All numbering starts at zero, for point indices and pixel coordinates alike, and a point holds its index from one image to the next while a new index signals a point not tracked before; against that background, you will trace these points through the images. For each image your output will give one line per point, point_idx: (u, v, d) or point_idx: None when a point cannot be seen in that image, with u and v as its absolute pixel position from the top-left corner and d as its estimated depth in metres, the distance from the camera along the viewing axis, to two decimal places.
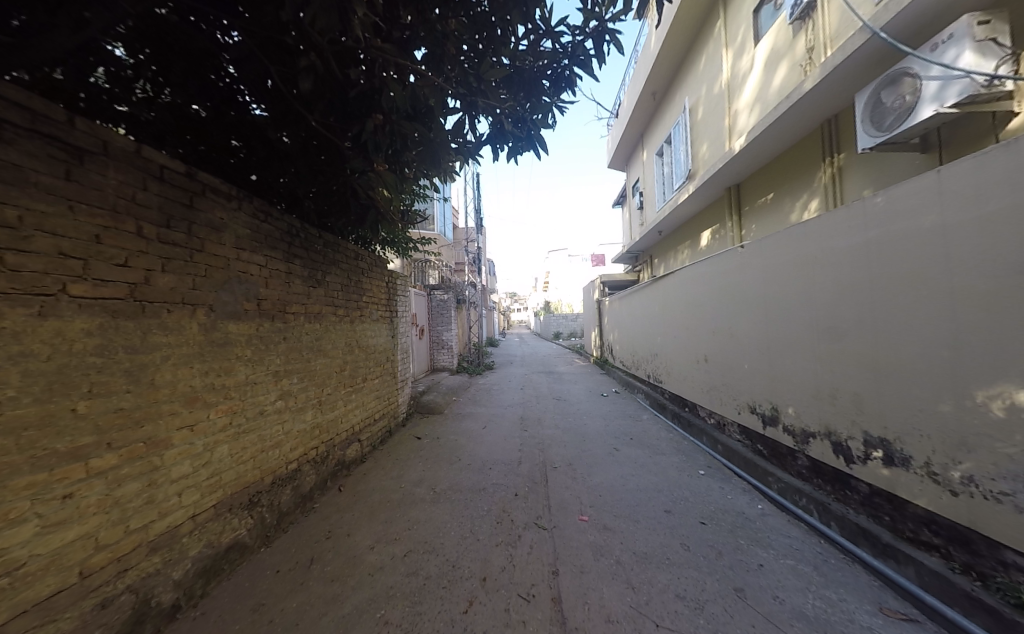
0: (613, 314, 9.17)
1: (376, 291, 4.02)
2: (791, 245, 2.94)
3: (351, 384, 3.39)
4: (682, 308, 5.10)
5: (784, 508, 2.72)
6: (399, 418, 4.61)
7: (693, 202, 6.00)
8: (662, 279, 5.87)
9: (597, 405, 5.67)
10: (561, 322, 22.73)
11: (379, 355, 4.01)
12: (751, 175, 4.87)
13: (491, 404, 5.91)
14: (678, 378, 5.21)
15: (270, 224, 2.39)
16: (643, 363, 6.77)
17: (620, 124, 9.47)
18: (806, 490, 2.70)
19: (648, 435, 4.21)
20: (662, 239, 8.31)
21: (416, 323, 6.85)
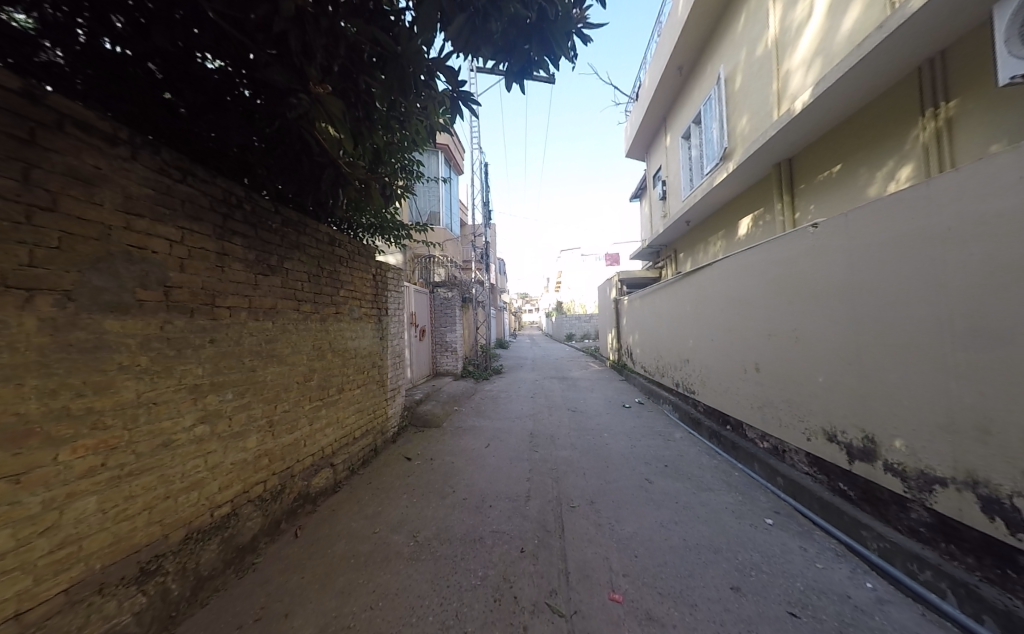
0: (634, 316, 8.32)
1: (358, 284, 3.39)
2: (894, 219, 2.16)
3: (319, 397, 2.74)
4: (720, 308, 4.30)
5: (897, 583, 1.91)
6: (388, 433, 3.96)
7: (730, 185, 5.17)
8: (693, 273, 5.06)
9: (619, 419, 4.87)
10: (575, 325, 21.83)
11: (360, 360, 3.37)
12: (807, 146, 4.03)
13: (498, 416, 5.20)
14: (718, 390, 4.38)
15: (189, 186, 1.78)
16: (671, 370, 5.93)
17: (640, 107, 8.68)
18: (929, 559, 1.89)
19: (687, 462, 3.42)
20: (689, 231, 7.45)
21: (415, 323, 6.25)
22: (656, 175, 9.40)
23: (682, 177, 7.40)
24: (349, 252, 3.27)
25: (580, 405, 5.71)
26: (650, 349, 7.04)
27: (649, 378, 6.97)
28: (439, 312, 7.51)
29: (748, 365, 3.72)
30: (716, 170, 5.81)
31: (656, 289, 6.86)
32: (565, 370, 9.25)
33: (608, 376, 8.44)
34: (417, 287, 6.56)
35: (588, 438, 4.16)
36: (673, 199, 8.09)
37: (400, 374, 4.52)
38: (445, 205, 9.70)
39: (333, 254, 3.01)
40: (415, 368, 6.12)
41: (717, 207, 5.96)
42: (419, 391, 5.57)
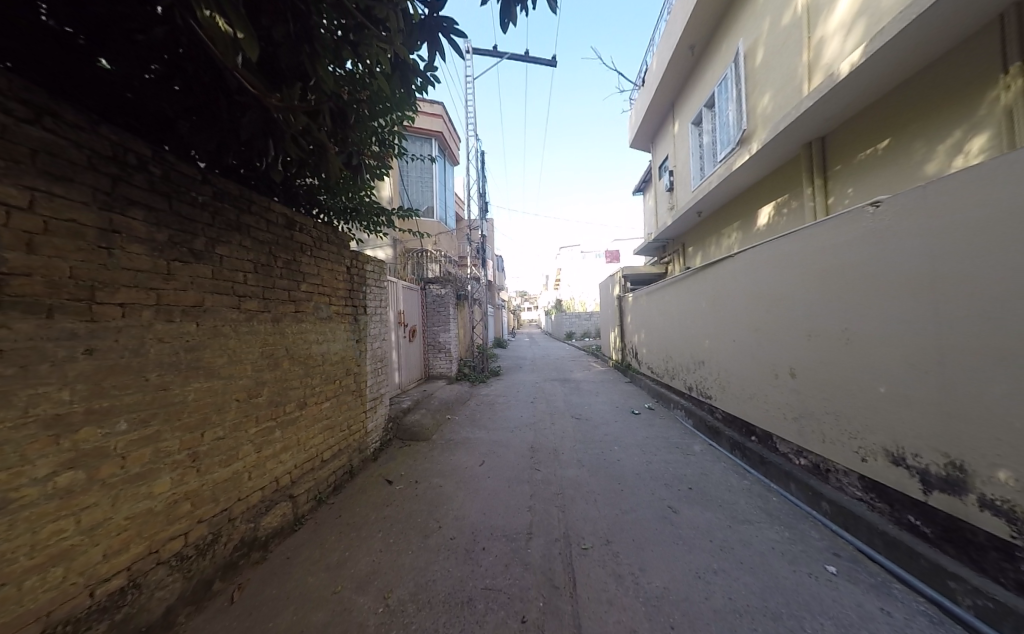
0: (640, 314, 7.84)
1: (326, 277, 2.85)
2: (991, 190, 1.67)
3: (270, 416, 2.22)
4: (744, 305, 3.81)
5: None
6: (367, 451, 3.42)
7: (750, 170, 4.69)
8: (709, 266, 4.57)
9: (630, 428, 4.38)
10: (575, 323, 21.33)
11: (329, 367, 2.84)
12: (845, 121, 3.53)
13: (496, 425, 4.68)
14: (741, 398, 3.90)
15: (42, 129, 1.23)
16: (683, 373, 5.45)
17: (647, 92, 8.17)
18: None
19: (715, 485, 2.93)
20: (700, 223, 6.96)
21: (404, 323, 5.73)
22: (663, 165, 8.89)
23: (692, 166, 6.91)
24: (314, 241, 2.73)
25: (584, 411, 5.21)
26: (658, 350, 6.56)
27: (658, 381, 6.49)
28: (432, 310, 6.99)
29: (781, 370, 3.24)
30: (732, 155, 5.33)
31: (665, 285, 6.37)
32: (566, 372, 8.74)
33: (612, 379, 7.94)
34: (406, 283, 6.05)
35: (597, 453, 3.66)
36: (681, 190, 7.60)
37: (385, 382, 3.98)
38: (438, 196, 9.24)
39: (292, 241, 2.47)
40: (404, 372, 5.61)
41: (733, 195, 5.48)
42: (408, 399, 5.03)
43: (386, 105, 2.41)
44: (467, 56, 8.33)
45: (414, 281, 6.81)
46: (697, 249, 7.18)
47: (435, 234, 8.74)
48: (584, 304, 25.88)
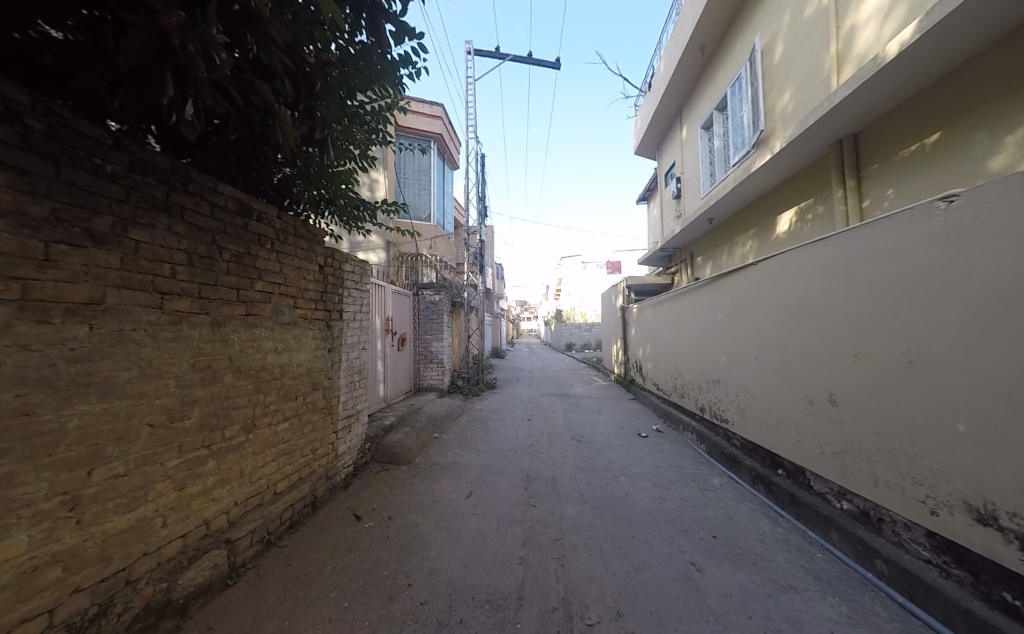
0: (645, 326, 7.40)
1: (290, 276, 2.45)
2: None
3: (200, 444, 1.78)
4: (767, 319, 3.37)
5: None
6: (335, 478, 2.96)
7: (769, 172, 4.32)
8: (725, 276, 4.15)
9: (638, 455, 3.90)
10: (575, 334, 20.87)
11: (289, 381, 2.41)
12: (883, 116, 3.16)
13: (488, 446, 4.21)
14: (765, 425, 3.43)
15: None
16: (694, 392, 4.99)
17: (654, 97, 7.93)
18: None
19: (744, 533, 2.46)
20: (710, 231, 6.58)
21: (392, 330, 5.32)
22: (670, 172, 8.59)
23: (702, 172, 6.57)
24: (276, 233, 2.34)
25: (586, 432, 4.73)
26: (665, 366, 6.10)
27: (665, 399, 6.01)
28: (425, 317, 6.59)
29: (817, 395, 2.78)
30: (747, 158, 4.98)
31: (673, 295, 5.95)
32: (566, 386, 8.27)
33: (615, 394, 7.46)
34: (396, 287, 5.66)
35: (601, 485, 3.19)
36: (689, 197, 7.26)
37: (363, 396, 3.55)
38: (436, 200, 9.00)
39: (245, 231, 2.08)
40: (390, 383, 5.17)
41: (750, 201, 5.11)
42: (392, 414, 4.57)
43: (350, 64, 2.05)
44: (468, 58, 8.13)
45: (406, 286, 6.43)
46: (707, 259, 6.79)
47: (430, 238, 8.40)
48: (585, 315, 25.50)
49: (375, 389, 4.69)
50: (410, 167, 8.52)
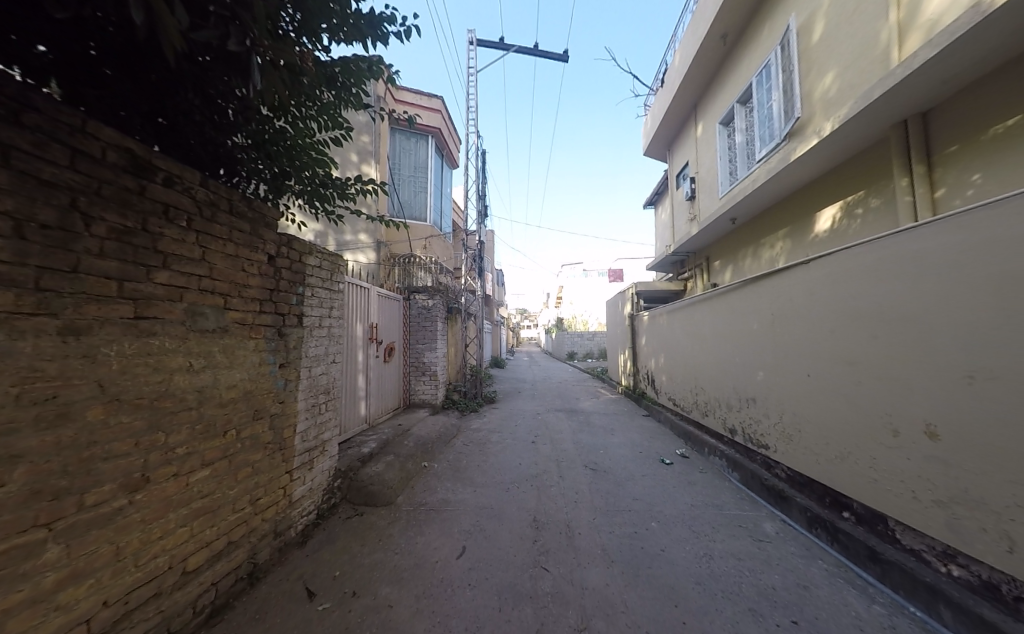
0: (660, 335, 6.81)
1: (216, 264, 1.84)
2: None
3: (23, 529, 1.07)
4: (823, 328, 2.77)
5: None
6: (285, 534, 2.29)
7: (809, 163, 3.80)
8: (762, 277, 3.57)
9: (668, 490, 3.24)
10: (576, 343, 20.27)
11: (210, 412, 1.77)
12: (967, 85, 2.57)
13: (487, 478, 3.53)
14: (819, 457, 2.82)
15: None
16: (723, 410, 4.36)
17: (667, 93, 7.55)
18: None
19: (833, 615, 1.79)
20: (731, 233, 6.09)
21: (377, 339, 4.65)
22: (683, 172, 8.16)
23: (721, 169, 6.21)
24: (198, 207, 1.73)
25: (601, 458, 4.07)
26: (686, 379, 5.49)
27: (688, 418, 5.38)
28: (417, 325, 5.92)
29: (905, 426, 2.14)
30: (778, 152, 4.53)
31: (692, 301, 5.39)
32: (572, 400, 7.60)
33: (626, 410, 6.81)
34: (384, 289, 5.02)
35: (631, 535, 2.52)
36: (705, 200, 6.90)
37: (332, 421, 2.88)
38: (433, 199, 8.44)
39: (137, 200, 1.45)
40: (374, 401, 4.48)
41: (781, 195, 4.58)
42: (373, 439, 3.88)
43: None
44: (470, 49, 7.65)
45: (396, 290, 5.78)
46: (727, 262, 6.26)
47: (425, 239, 7.78)
48: (585, 323, 24.88)
49: (353, 408, 3.99)
50: (405, 161, 7.99)
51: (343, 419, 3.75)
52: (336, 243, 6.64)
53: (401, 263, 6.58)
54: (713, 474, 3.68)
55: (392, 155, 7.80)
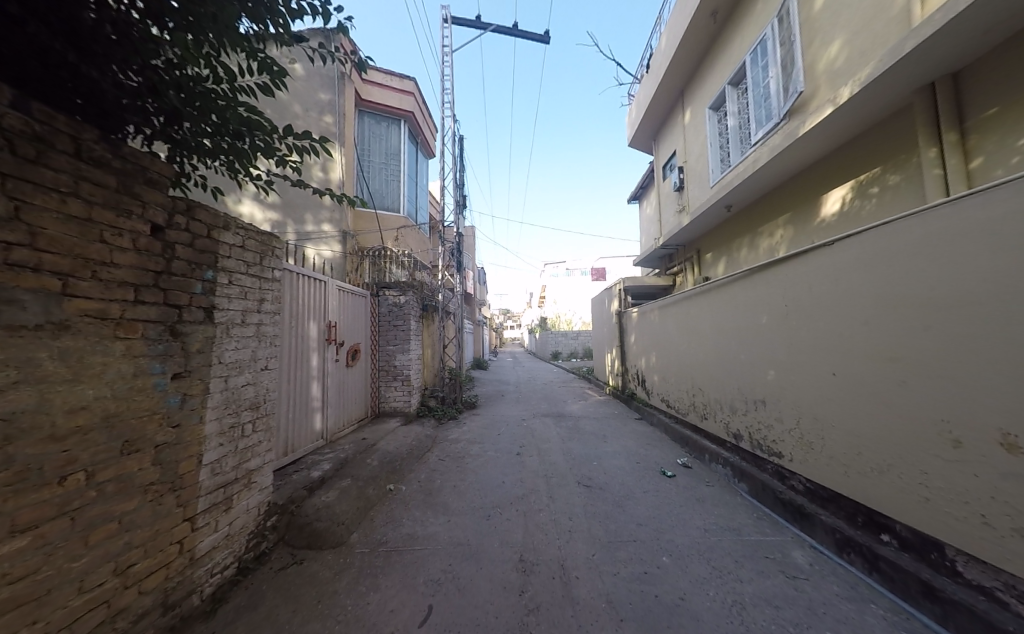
0: (652, 331, 6.46)
1: (44, 229, 1.18)
2: None
3: None
4: (854, 319, 2.39)
5: None
6: (182, 605, 1.67)
7: (814, 141, 3.48)
8: (773, 264, 3.20)
9: (675, 511, 2.80)
10: (561, 343, 19.96)
11: (30, 452, 1.12)
12: (1018, 33, 2.20)
13: (464, 503, 2.98)
14: (854, 470, 2.43)
15: None
16: (726, 414, 3.98)
17: (654, 79, 7.25)
18: None
19: None
20: (724, 222, 5.83)
21: (337, 340, 4.02)
22: (672, 162, 7.91)
23: (712, 157, 6.08)
24: (6, 141, 1.08)
25: (595, 472, 3.60)
26: (683, 378, 5.12)
27: (686, 422, 4.99)
28: (388, 324, 5.30)
29: (971, 435, 1.75)
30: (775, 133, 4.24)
31: (689, 293, 5.04)
32: (559, 403, 7.14)
33: (616, 413, 6.40)
34: (347, 283, 4.41)
35: (638, 577, 2.04)
36: (694, 192, 6.74)
37: (264, 443, 2.27)
38: (407, 189, 7.82)
39: None
40: (333, 412, 3.87)
41: (783, 179, 4.27)
42: (328, 460, 3.27)
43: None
44: (444, 26, 7.11)
45: (364, 287, 5.17)
46: (721, 255, 5.95)
47: (397, 230, 7.16)
48: (570, 322, 24.62)
49: (304, 423, 3.37)
50: (376, 147, 7.34)
51: (290, 436, 3.14)
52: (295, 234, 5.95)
53: (370, 255, 5.96)
54: (721, 487, 3.27)
55: (360, 140, 7.13)
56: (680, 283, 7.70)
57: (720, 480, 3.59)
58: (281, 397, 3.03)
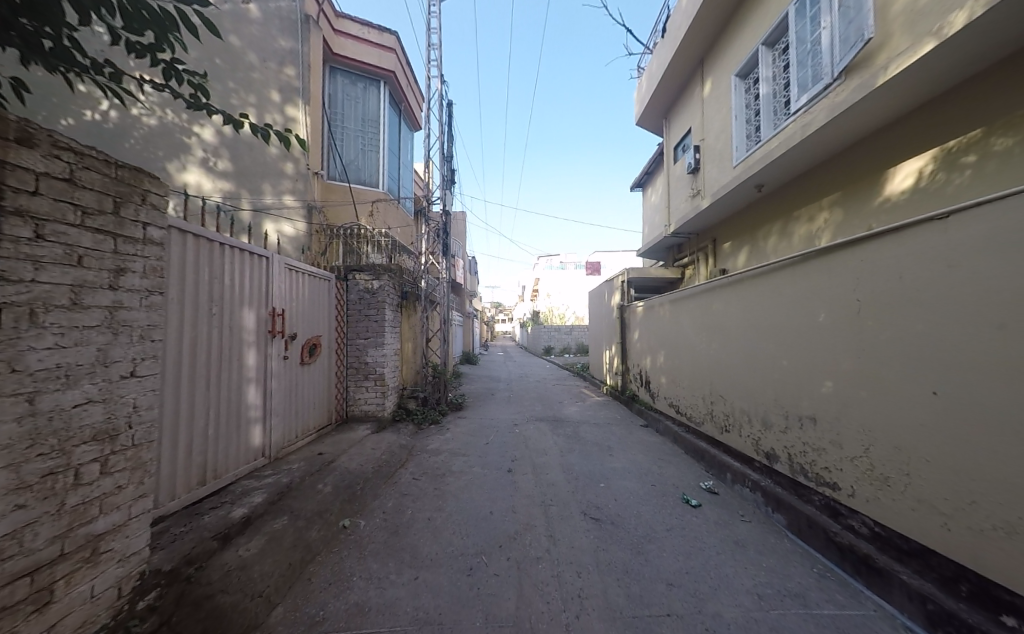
0: (661, 328, 5.88)
1: None
2: None
3: None
4: (978, 323, 1.76)
5: None
6: None
7: (896, 91, 2.86)
8: (844, 248, 2.57)
9: (714, 565, 2.13)
10: (554, 338, 19.38)
11: None
12: None
13: (439, 549, 2.25)
14: (967, 524, 1.81)
15: None
16: (763, 429, 3.41)
17: (669, 47, 6.56)
18: None
19: None
20: (751, 205, 5.21)
21: (286, 331, 3.27)
22: (687, 142, 7.27)
23: (736, 132, 5.46)
24: None
25: (604, 499, 2.93)
26: (703, 381, 4.53)
27: (705, 432, 4.42)
28: (360, 314, 4.51)
29: None
30: (824, 98, 3.67)
31: (712, 286, 4.44)
32: (555, 405, 6.48)
33: (618, 418, 5.77)
34: (303, 263, 3.65)
35: None
36: (712, 175, 6.15)
37: (128, 489, 1.52)
38: (389, 162, 6.98)
39: None
40: (282, 421, 3.16)
41: (839, 147, 3.67)
42: (264, 488, 2.54)
43: None
44: None
45: (337, 274, 4.49)
46: (746, 246, 5.40)
47: (372, 203, 6.35)
48: (562, 316, 23.92)
49: (234, 438, 2.66)
50: (352, 112, 6.49)
51: (211, 456, 2.44)
52: (249, 205, 5.12)
53: (339, 233, 5.20)
54: (762, 525, 2.73)
55: (332, 103, 6.29)
56: (691, 275, 7.09)
57: (754, 511, 3.02)
58: (191, 407, 2.30)
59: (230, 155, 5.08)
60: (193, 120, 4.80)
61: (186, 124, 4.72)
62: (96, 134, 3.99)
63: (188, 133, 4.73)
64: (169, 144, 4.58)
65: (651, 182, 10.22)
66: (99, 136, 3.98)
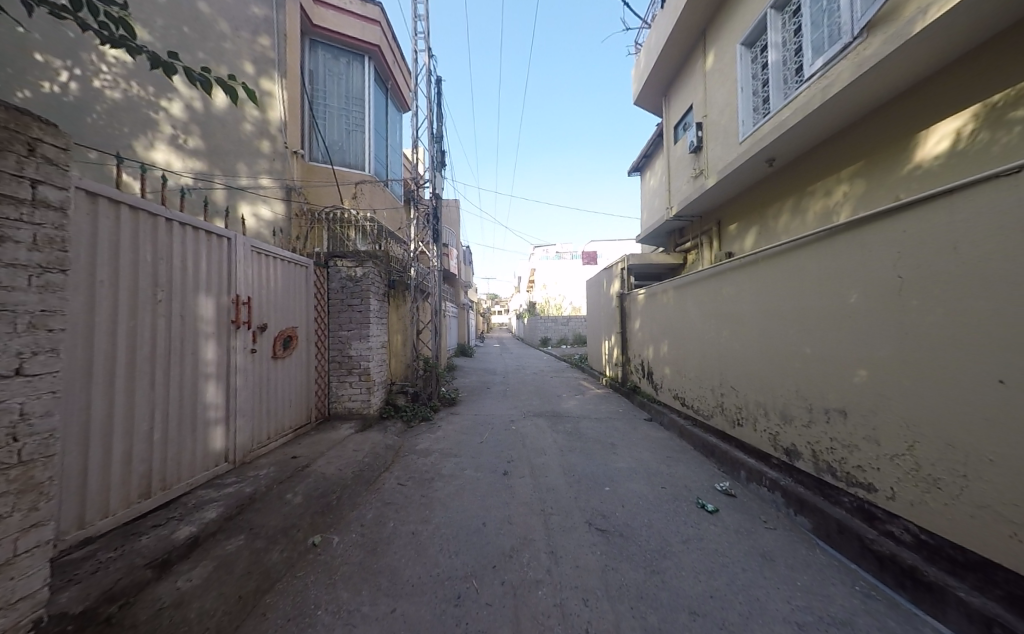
0: (665, 316, 5.53)
1: None
2: None
3: None
4: None
5: None
6: None
7: (939, 39, 2.48)
8: (879, 217, 2.22)
9: (740, 587, 1.82)
10: (551, 329, 19.12)
11: None
12: None
13: (422, 573, 1.93)
14: None
15: None
16: (782, 424, 3.09)
17: (669, 16, 6.12)
18: None
19: None
20: (761, 183, 4.87)
21: (252, 322, 2.85)
22: (689, 120, 6.88)
23: (742, 105, 5.09)
24: None
25: (610, 506, 2.63)
26: (712, 372, 4.21)
27: (715, 426, 4.12)
28: (342, 304, 4.12)
29: None
30: (844, 58, 3.32)
31: (722, 269, 4.09)
32: (554, 399, 6.18)
33: (620, 412, 5.48)
34: (276, 246, 3.25)
35: None
36: (715, 153, 5.79)
37: (13, 519, 1.14)
38: (375, 141, 6.53)
39: None
40: (250, 421, 2.80)
41: (861, 112, 3.32)
42: (221, 500, 2.18)
43: None
44: None
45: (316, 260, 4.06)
46: (754, 227, 5.06)
47: (356, 184, 5.90)
48: (560, 307, 23.61)
49: (188, 442, 2.28)
50: (334, 87, 6.00)
51: (158, 463, 2.08)
52: (224, 188, 4.64)
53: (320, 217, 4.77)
54: (790, 532, 2.40)
55: (312, 77, 5.79)
56: (695, 261, 6.76)
57: (777, 515, 2.71)
58: (128, 412, 1.91)
59: (203, 132, 4.54)
60: (161, 92, 4.23)
61: (153, 99, 4.15)
62: (54, 108, 3.45)
63: (155, 107, 4.16)
64: (135, 120, 4.02)
65: (649, 165, 9.83)
66: (60, 112, 3.46)
